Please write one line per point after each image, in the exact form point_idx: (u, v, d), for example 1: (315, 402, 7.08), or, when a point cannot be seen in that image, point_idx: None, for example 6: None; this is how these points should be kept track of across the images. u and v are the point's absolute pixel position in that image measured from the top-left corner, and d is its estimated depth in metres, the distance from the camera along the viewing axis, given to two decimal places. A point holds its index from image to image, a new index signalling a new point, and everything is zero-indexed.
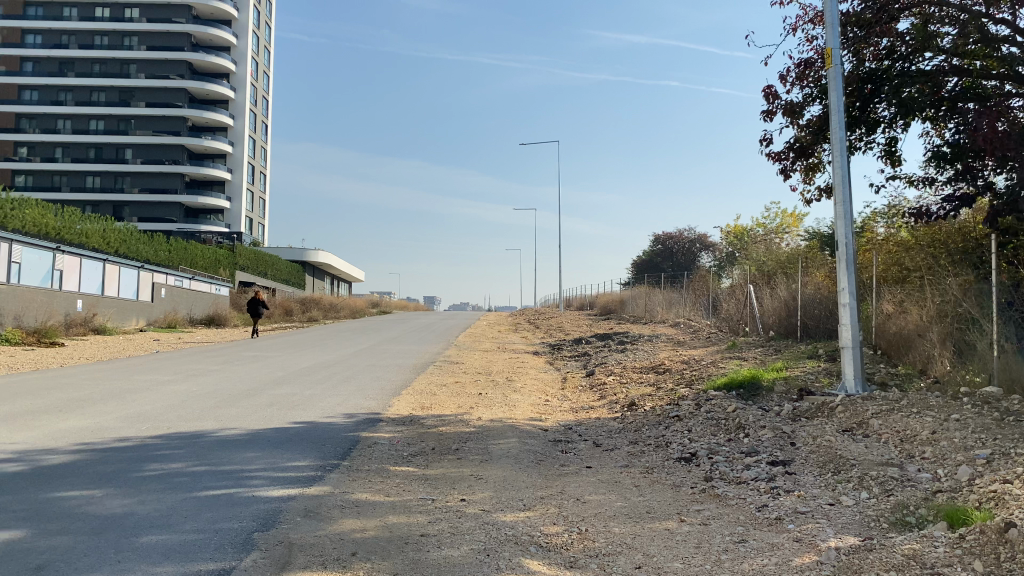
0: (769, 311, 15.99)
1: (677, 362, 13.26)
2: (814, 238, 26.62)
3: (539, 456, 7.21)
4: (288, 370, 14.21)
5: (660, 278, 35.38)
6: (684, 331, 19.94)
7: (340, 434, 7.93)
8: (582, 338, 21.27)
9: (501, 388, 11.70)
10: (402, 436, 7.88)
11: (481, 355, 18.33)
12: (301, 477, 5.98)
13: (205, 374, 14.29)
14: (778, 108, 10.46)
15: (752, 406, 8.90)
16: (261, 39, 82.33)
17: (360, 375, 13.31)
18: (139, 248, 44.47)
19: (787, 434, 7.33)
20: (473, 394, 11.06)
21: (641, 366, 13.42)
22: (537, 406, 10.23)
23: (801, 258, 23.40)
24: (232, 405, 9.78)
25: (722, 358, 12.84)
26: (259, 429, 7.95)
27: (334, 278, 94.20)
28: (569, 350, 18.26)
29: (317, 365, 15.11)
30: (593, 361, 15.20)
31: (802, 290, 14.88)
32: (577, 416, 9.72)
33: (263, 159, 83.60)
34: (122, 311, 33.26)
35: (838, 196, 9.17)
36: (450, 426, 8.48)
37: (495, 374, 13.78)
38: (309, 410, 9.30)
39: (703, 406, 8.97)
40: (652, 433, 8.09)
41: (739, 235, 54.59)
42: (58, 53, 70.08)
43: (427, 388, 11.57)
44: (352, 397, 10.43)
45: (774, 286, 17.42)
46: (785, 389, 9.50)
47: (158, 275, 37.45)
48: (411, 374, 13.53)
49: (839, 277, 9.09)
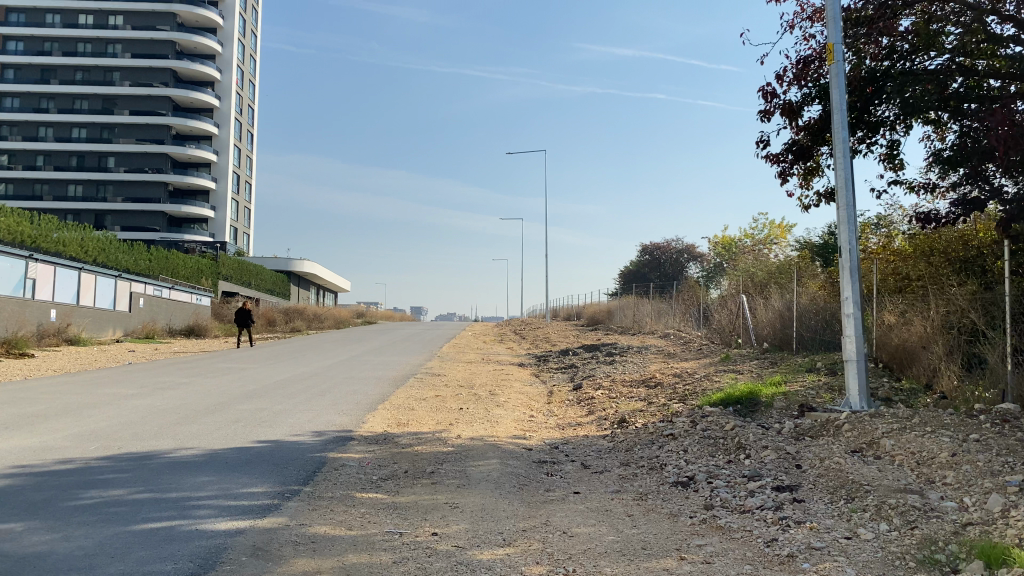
0: (763, 322, 15.47)
1: (669, 375, 12.68)
2: (804, 249, 26.21)
3: (522, 480, 6.60)
4: (261, 384, 13.53)
5: (648, 288, 34.93)
6: (674, 342, 19.38)
7: (306, 455, 7.30)
8: (569, 349, 20.71)
9: (483, 403, 11.09)
10: (374, 457, 7.24)
11: (464, 367, 17.71)
12: (255, 506, 5.34)
13: (173, 387, 13.60)
14: (775, 109, 9.95)
15: (751, 424, 8.34)
16: (247, 47, 81.74)
17: (335, 388, 12.64)
18: (118, 257, 43.57)
19: (791, 455, 6.76)
20: (454, 410, 10.45)
21: (632, 379, 12.85)
22: (521, 423, 9.62)
23: (793, 268, 22.96)
24: (195, 422, 9.12)
25: (716, 372, 12.27)
26: (218, 450, 7.30)
27: (320, 288, 93.33)
28: (556, 362, 17.68)
29: (293, 378, 14.45)
30: (582, 374, 14.62)
31: (798, 301, 14.37)
32: (564, 434, 9.12)
33: (248, 168, 82.81)
34: (98, 321, 32.42)
35: (841, 201, 8.63)
36: (426, 445, 7.86)
37: (478, 387, 13.18)
38: (275, 428, 8.65)
39: (699, 424, 8.41)
40: (646, 453, 7.53)
41: (727, 246, 54.33)
42: (40, 60, 69.13)
43: (405, 403, 10.95)
44: (324, 413, 9.79)
45: (767, 296, 16.93)
46: (785, 405, 8.94)
47: (137, 285, 36.59)
48: (390, 387, 12.88)
49: (842, 286, 8.55)
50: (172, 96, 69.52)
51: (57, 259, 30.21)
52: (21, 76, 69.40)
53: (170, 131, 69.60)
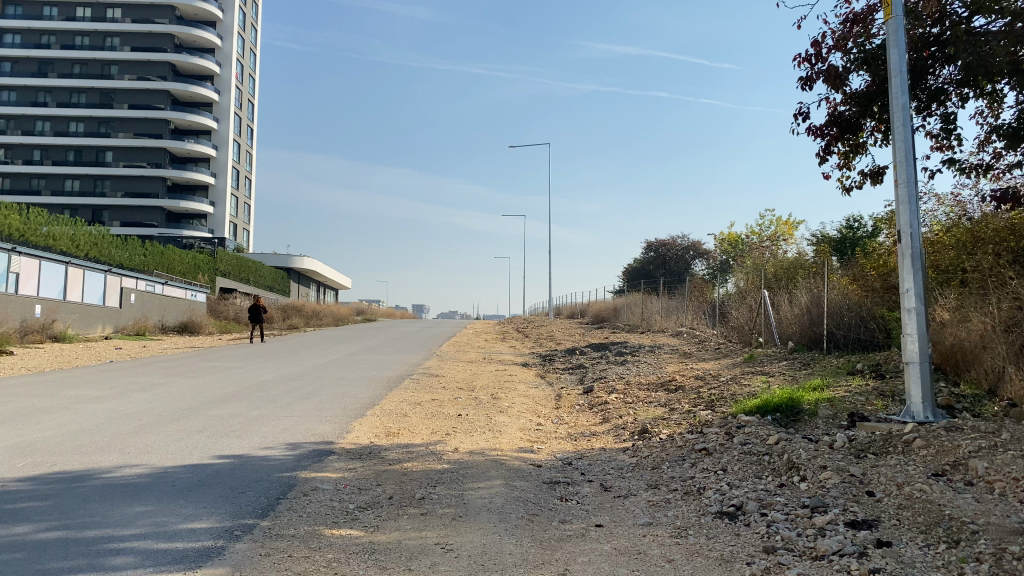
0: (791, 319, 14.24)
1: (691, 377, 11.46)
2: (822, 244, 24.91)
3: (532, 508, 5.39)
4: (241, 386, 12.35)
5: (656, 285, 33.73)
6: (689, 341, 18.17)
7: (273, 474, 6.07)
8: (576, 349, 19.47)
9: (485, 408, 9.91)
10: (353, 478, 6.03)
11: (465, 367, 16.51)
12: (192, 551, 4.15)
13: (146, 388, 12.42)
14: (819, 75, 8.74)
15: (796, 436, 7.16)
16: (248, 40, 80.58)
17: (322, 391, 11.43)
18: (111, 252, 42.47)
19: (857, 477, 5.58)
20: (451, 416, 9.26)
21: (650, 381, 11.62)
22: (528, 433, 8.43)
23: (813, 263, 21.72)
24: (155, 431, 7.94)
25: (744, 374, 11.07)
26: (170, 469, 6.12)
27: (320, 285, 92.21)
28: (563, 362, 16.47)
29: (278, 380, 13.26)
30: (591, 375, 13.46)
31: (830, 295, 13.17)
32: (576, 445, 7.94)
33: (247, 163, 81.65)
34: (86, 317, 31.28)
35: (900, 177, 7.40)
36: (417, 462, 6.67)
37: (479, 389, 11.98)
38: (244, 440, 7.45)
39: (736, 436, 7.23)
40: (678, 472, 6.37)
41: (734, 242, 53.07)
42: (36, 53, 68.06)
43: (396, 409, 9.75)
44: (304, 421, 8.59)
45: (791, 293, 15.72)
46: (833, 414, 7.75)
47: (127, 280, 35.46)
48: (382, 390, 11.68)
49: (901, 276, 7.36)
50: (170, 90, 68.39)
51: (43, 252, 29.06)
52: (18, 70, 68.34)
53: (168, 125, 68.49)
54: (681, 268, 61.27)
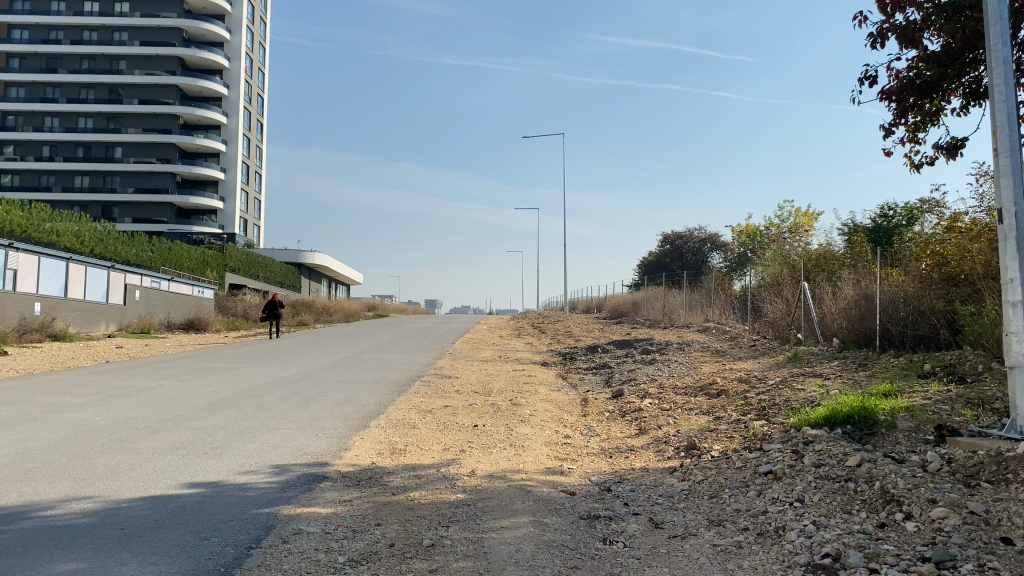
0: (837, 314, 12.99)
1: (733, 379, 10.27)
2: (853, 235, 23.61)
3: (569, 559, 4.25)
4: (236, 391, 11.27)
5: (676, 278, 32.51)
6: (719, 338, 17.00)
7: (249, 511, 4.93)
8: (598, 345, 18.39)
9: (503, 417, 8.75)
10: (347, 516, 4.88)
11: (479, 366, 15.35)
12: None
13: (133, 393, 11.37)
14: (892, 30, 7.44)
15: (877, 454, 5.98)
16: (257, 34, 79.68)
17: (323, 398, 10.31)
18: (117, 248, 41.64)
19: (985, 518, 4.36)
20: (466, 427, 8.11)
21: (687, 384, 10.44)
22: (554, 449, 7.28)
23: (847, 256, 20.43)
24: (122, 451, 6.82)
25: (794, 376, 9.87)
26: (126, 504, 5.00)
27: (331, 281, 91.33)
28: (585, 361, 15.28)
29: (277, 383, 12.17)
30: (619, 376, 12.28)
31: (883, 288, 11.91)
32: (612, 465, 6.78)
33: (258, 159, 80.83)
34: (89, 314, 30.39)
35: (1000, 144, 6.19)
36: (425, 491, 5.52)
37: (496, 394, 10.83)
38: (222, 462, 6.33)
39: (806, 455, 6.05)
40: (745, 507, 5.24)
41: (753, 235, 51.57)
42: (45, 48, 67.33)
43: (404, 419, 8.60)
44: (297, 436, 7.46)
45: (835, 284, 14.50)
46: (915, 427, 6.54)
47: (132, 276, 34.56)
48: (388, 396, 10.55)
49: (1004, 265, 6.14)
50: (178, 84, 67.58)
51: (42, 248, 28.13)
52: (26, 66, 67.70)
53: (177, 120, 67.67)
54: (697, 261, 59.93)
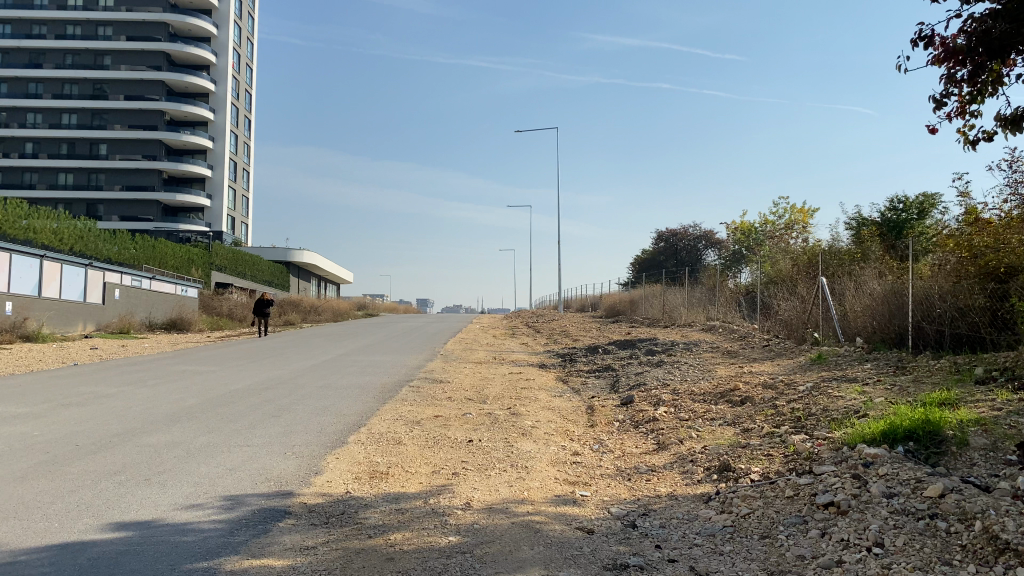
0: (862, 313, 11.95)
1: (757, 384, 9.20)
2: (861, 230, 22.54)
3: None
4: (203, 399, 10.13)
5: (674, 274, 31.47)
6: (728, 337, 15.94)
7: (180, 566, 3.84)
8: (597, 346, 17.29)
9: (501, 430, 7.65)
10: (306, 572, 3.80)
11: (472, 369, 14.25)
12: None
13: (89, 401, 10.20)
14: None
15: (960, 482, 4.89)
16: (244, 30, 78.16)
17: (299, 408, 9.18)
18: (96, 247, 40.30)
19: None
20: (459, 443, 7.01)
21: (704, 390, 9.36)
22: (562, 471, 6.21)
23: (859, 252, 19.40)
24: (49, 475, 5.70)
25: (826, 380, 8.81)
26: (27, 557, 3.91)
27: (321, 280, 90.09)
28: (586, 363, 14.19)
29: (252, 389, 11.06)
30: (626, 380, 11.21)
31: (916, 284, 10.83)
32: (632, 490, 5.72)
33: (246, 156, 79.44)
34: (65, 314, 29.13)
35: None
36: (408, 534, 4.42)
37: (492, 401, 9.75)
38: (165, 494, 5.21)
39: (874, 483, 4.95)
40: (811, 553, 4.18)
41: (748, 232, 50.55)
42: (27, 43, 65.80)
43: (389, 433, 7.49)
44: (262, 457, 6.35)
45: (857, 279, 13.40)
46: (993, 445, 5.46)
47: (111, 274, 33.31)
48: (373, 404, 9.45)
49: None
50: (165, 80, 66.10)
51: (14, 244, 26.85)
52: (8, 61, 66.21)
53: (163, 116, 66.29)
54: (691, 259, 58.99)
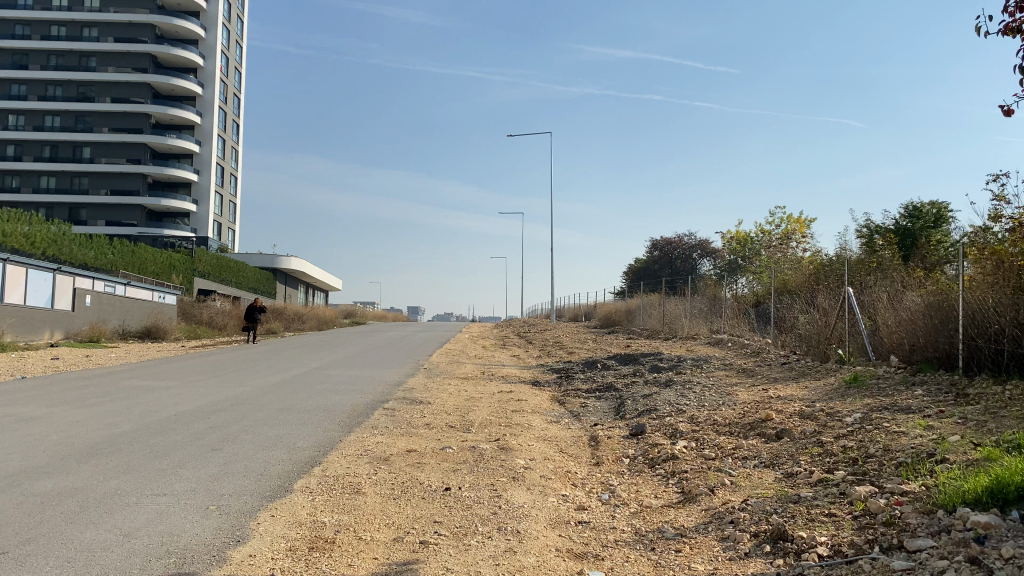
0: (898, 328, 10.55)
1: (792, 413, 7.76)
2: (872, 240, 21.14)
3: None
4: (140, 425, 8.62)
5: (671, 283, 30.13)
6: (739, 352, 14.55)
7: None
8: (594, 361, 15.85)
9: (486, 474, 6.16)
10: None
11: (456, 387, 12.77)
12: None
13: (8, 426, 8.71)
14: None
15: None
16: (234, 33, 76.63)
17: (250, 439, 7.69)
18: (70, 251, 38.63)
19: None
20: (434, 493, 5.55)
21: (728, 419, 7.92)
22: (567, 537, 4.76)
23: (874, 263, 18.02)
24: None
25: (876, 410, 7.37)
26: None
27: (308, 287, 88.44)
28: (585, 382, 12.68)
29: (202, 412, 9.56)
30: (633, 403, 9.76)
31: (968, 295, 9.38)
32: (659, 568, 4.27)
33: (234, 161, 77.96)
34: (29, 321, 27.51)
35: None
36: None
37: (478, 430, 8.29)
38: None
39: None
40: None
41: (743, 241, 49.18)
42: (10, 43, 64.17)
43: (351, 477, 6.00)
44: (185, 517, 4.86)
45: (885, 292, 11.98)
46: None
47: (81, 280, 31.69)
48: (338, 434, 7.97)
49: None
50: (151, 82, 64.50)
51: None
52: None
53: (148, 119, 64.71)
54: (686, 269, 57.68)
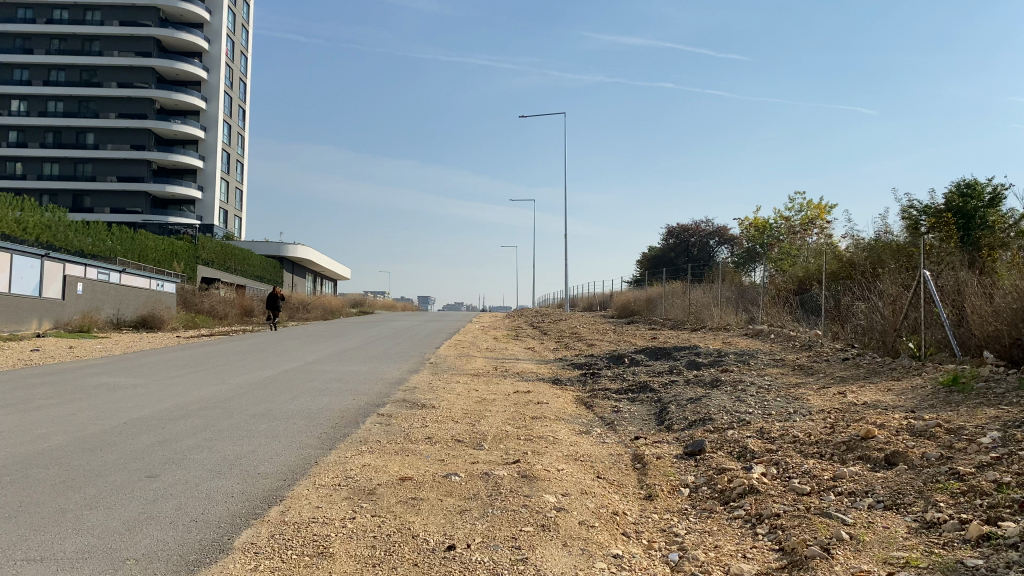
0: (996, 317, 8.77)
1: (896, 427, 6.02)
2: (919, 223, 19.19)
3: None
4: (72, 439, 6.96)
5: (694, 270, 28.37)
6: (785, 345, 12.79)
7: None
8: (619, 355, 14.10)
9: (508, 520, 4.45)
10: None
11: (466, 385, 11.09)
12: None
13: None
14: None
15: None
16: (239, 17, 74.76)
17: (200, 460, 6.01)
18: (65, 237, 37.15)
19: None
20: (434, 559, 3.84)
21: (814, 435, 6.17)
22: None
23: (930, 248, 16.15)
24: None
25: (1011, 426, 5.62)
26: None
27: (316, 276, 86.93)
28: (614, 380, 10.97)
29: (158, 420, 7.90)
30: (678, 410, 8.04)
31: None
32: None
33: (240, 147, 76.37)
34: (15, 309, 25.96)
35: None
36: None
37: (492, 446, 6.58)
38: None
39: None
40: None
41: (761, 228, 47.05)
42: (12, 26, 62.51)
43: (327, 527, 4.31)
44: None
45: (969, 278, 10.15)
46: None
47: (72, 266, 30.12)
48: (318, 453, 6.28)
49: None
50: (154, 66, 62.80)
51: None
52: None
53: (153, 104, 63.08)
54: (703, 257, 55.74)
